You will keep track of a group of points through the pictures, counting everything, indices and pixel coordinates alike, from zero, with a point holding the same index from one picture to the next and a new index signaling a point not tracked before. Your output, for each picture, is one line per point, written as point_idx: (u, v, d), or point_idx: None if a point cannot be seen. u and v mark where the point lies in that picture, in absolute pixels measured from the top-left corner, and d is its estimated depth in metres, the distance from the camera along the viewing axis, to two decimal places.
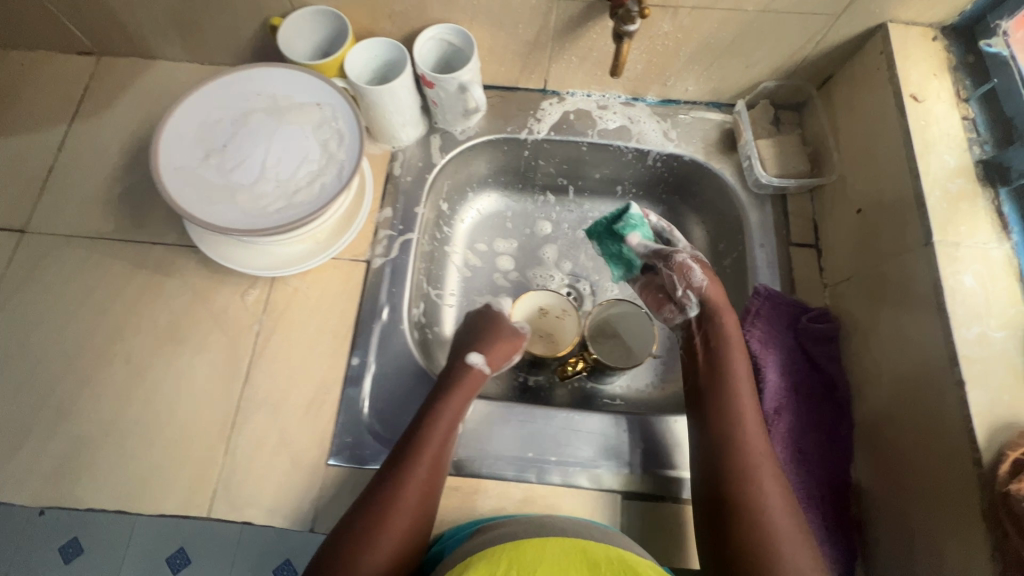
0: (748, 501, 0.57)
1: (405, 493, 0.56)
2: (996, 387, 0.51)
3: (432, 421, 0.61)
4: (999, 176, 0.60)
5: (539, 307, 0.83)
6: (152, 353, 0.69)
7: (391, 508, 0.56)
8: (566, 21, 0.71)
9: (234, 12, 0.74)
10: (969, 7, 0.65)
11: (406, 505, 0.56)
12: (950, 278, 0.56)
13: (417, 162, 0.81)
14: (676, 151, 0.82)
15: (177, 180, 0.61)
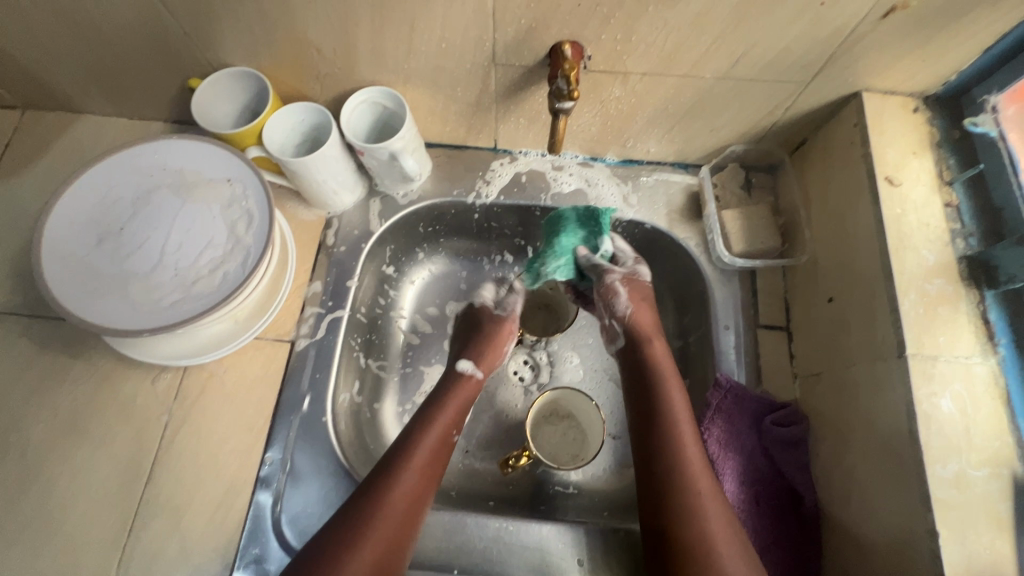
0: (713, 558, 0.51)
1: (377, 539, 0.53)
2: (973, 540, 0.45)
3: (413, 453, 0.59)
4: (986, 277, 0.52)
5: (532, 284, 0.78)
6: (49, 447, 0.63)
7: (357, 557, 0.52)
8: (507, 85, 0.64)
9: (152, 70, 0.68)
10: (954, 77, 0.58)
11: (375, 554, 0.53)
12: (925, 401, 0.49)
13: (354, 229, 0.74)
14: (637, 218, 0.75)
15: (61, 270, 0.55)
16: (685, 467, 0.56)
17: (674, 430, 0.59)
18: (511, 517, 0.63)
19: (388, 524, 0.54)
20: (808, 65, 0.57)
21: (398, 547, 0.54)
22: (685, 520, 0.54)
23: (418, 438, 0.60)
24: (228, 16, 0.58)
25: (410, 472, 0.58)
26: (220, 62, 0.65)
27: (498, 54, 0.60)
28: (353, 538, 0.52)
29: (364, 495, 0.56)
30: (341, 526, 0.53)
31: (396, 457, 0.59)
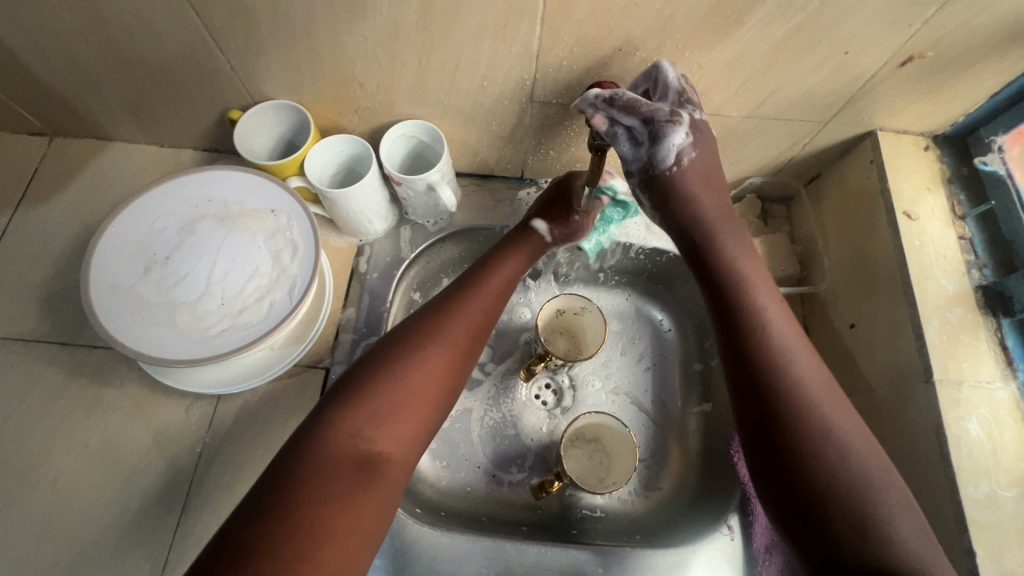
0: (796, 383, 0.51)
1: (450, 336, 0.58)
2: (1007, 559, 0.47)
3: (483, 285, 0.64)
4: (1002, 305, 0.56)
5: (555, 309, 0.79)
6: (81, 477, 0.63)
7: (431, 346, 0.57)
8: (541, 119, 0.67)
9: (191, 100, 0.70)
10: (962, 118, 0.62)
11: (447, 346, 0.58)
12: (954, 424, 0.51)
13: (385, 257, 0.75)
14: (660, 246, 0.78)
15: (111, 300, 0.56)
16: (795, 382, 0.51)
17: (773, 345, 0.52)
18: (549, 542, 0.64)
19: (459, 325, 0.60)
20: (829, 106, 0.61)
21: (470, 346, 0.60)
22: (806, 441, 0.49)
23: (491, 273, 0.65)
24: (276, 51, 0.60)
25: (479, 292, 0.63)
26: (261, 95, 0.67)
27: (537, 92, 0.62)
28: (427, 332, 0.58)
29: (433, 305, 0.61)
30: (415, 327, 0.58)
31: (469, 281, 0.64)
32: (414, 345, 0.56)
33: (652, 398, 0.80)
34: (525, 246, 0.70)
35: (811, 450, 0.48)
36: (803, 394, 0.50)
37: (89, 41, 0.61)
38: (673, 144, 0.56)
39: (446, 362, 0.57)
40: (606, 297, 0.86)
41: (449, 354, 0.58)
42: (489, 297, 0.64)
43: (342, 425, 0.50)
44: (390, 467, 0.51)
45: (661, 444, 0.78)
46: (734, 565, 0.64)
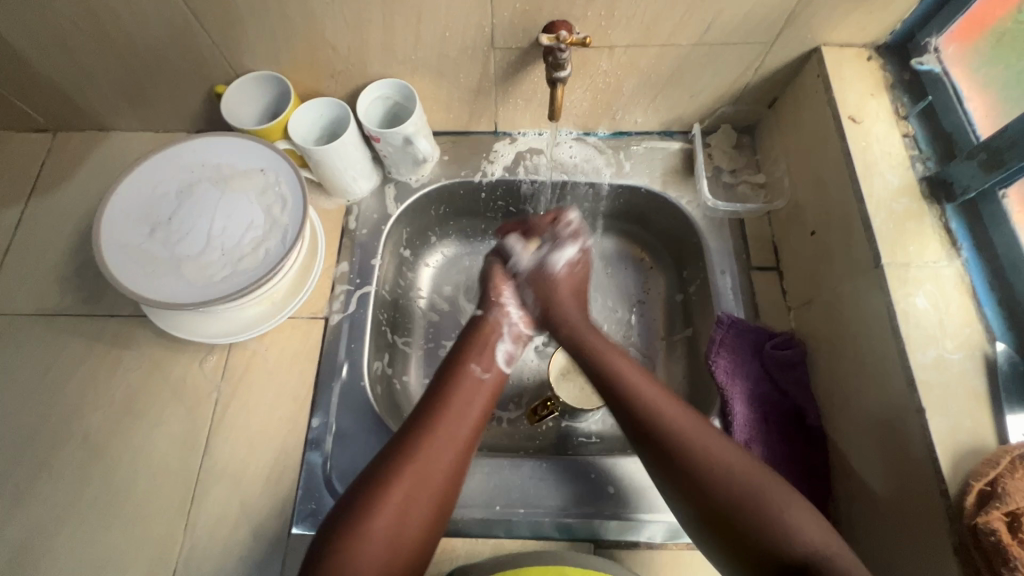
0: (667, 424, 0.56)
1: (415, 464, 0.55)
2: (955, 413, 0.50)
3: (445, 396, 0.61)
4: (945, 192, 0.59)
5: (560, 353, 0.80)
6: (109, 430, 0.68)
7: (392, 488, 0.53)
8: (504, 67, 0.71)
9: (179, 81, 0.75)
10: (899, 25, 0.66)
11: (413, 481, 0.54)
12: (903, 300, 0.55)
13: (373, 214, 0.80)
14: (633, 182, 0.82)
15: (122, 256, 0.61)
16: (721, 474, 0.52)
17: (677, 434, 0.55)
18: (543, 458, 0.67)
19: (423, 455, 0.56)
20: (772, 25, 0.65)
21: (443, 474, 0.56)
22: (741, 520, 0.50)
23: (455, 379, 0.63)
24: (252, 22, 0.65)
25: (443, 420, 0.59)
26: (243, 67, 0.72)
27: (496, 38, 0.67)
28: (395, 462, 0.55)
29: (405, 429, 0.58)
30: (376, 468, 0.55)
31: (435, 391, 0.62)
32: (374, 491, 0.53)
33: (637, 329, 0.84)
34: (467, 333, 0.70)
35: (699, 463, 0.53)
36: (663, 418, 0.57)
37: (81, 30, 0.66)
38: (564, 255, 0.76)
39: (412, 490, 0.54)
40: (591, 241, 0.90)
41: (427, 475, 0.55)
42: (454, 404, 0.61)
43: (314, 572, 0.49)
44: None
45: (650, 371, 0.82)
46: None
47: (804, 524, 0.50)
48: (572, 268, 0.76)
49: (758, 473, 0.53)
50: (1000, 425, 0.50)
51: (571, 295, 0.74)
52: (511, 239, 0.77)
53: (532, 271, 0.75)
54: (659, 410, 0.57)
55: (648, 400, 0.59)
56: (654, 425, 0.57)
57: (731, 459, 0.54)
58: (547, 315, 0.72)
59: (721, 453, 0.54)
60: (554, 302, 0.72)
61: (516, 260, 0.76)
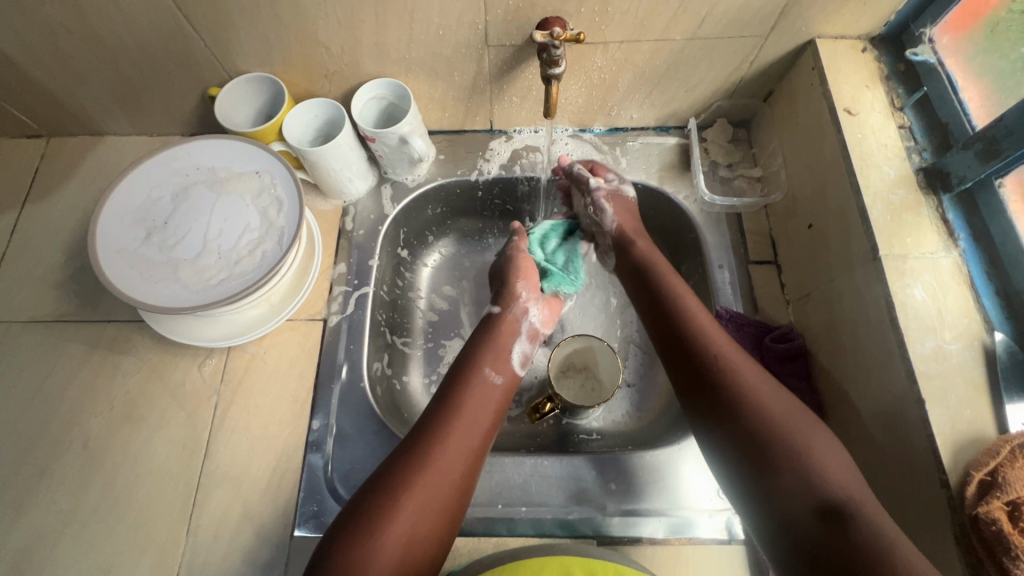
0: (719, 353, 0.57)
1: (429, 473, 0.54)
2: (955, 403, 0.50)
3: (457, 402, 0.60)
4: (941, 183, 0.59)
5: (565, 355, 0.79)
6: (109, 435, 0.68)
7: (406, 497, 0.52)
8: (499, 64, 0.71)
9: (172, 84, 0.74)
10: (893, 17, 0.66)
11: (425, 492, 0.53)
12: (901, 291, 0.55)
13: (369, 215, 0.80)
14: (629, 178, 0.82)
15: (118, 261, 0.61)
16: (760, 403, 0.52)
17: (721, 359, 0.56)
18: (544, 454, 0.68)
19: (437, 463, 0.55)
20: (765, 19, 0.65)
21: (456, 481, 0.55)
22: (770, 446, 0.50)
23: (466, 384, 0.62)
24: (245, 23, 0.65)
25: (457, 427, 0.58)
26: (236, 69, 0.72)
27: (490, 35, 0.66)
28: (411, 467, 0.54)
29: (418, 434, 0.57)
30: (387, 477, 0.54)
31: (447, 396, 0.61)
32: (384, 504, 0.52)
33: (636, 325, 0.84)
34: (481, 334, 0.69)
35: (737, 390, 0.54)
36: (715, 346, 0.58)
37: (72, 35, 0.66)
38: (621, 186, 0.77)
39: (427, 499, 0.53)
40: None
41: (441, 479, 0.54)
42: (466, 410, 0.60)
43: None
44: None
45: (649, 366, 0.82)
46: None
47: (831, 461, 0.49)
48: (630, 209, 0.76)
49: (800, 411, 0.52)
50: (999, 414, 0.50)
51: (631, 221, 0.75)
52: (579, 167, 0.77)
53: (610, 193, 0.75)
54: (712, 340, 0.58)
55: (701, 330, 0.60)
56: (703, 353, 0.57)
57: (774, 399, 0.53)
58: (620, 233, 0.73)
59: (762, 389, 0.53)
60: (625, 229, 0.73)
61: (594, 183, 0.75)
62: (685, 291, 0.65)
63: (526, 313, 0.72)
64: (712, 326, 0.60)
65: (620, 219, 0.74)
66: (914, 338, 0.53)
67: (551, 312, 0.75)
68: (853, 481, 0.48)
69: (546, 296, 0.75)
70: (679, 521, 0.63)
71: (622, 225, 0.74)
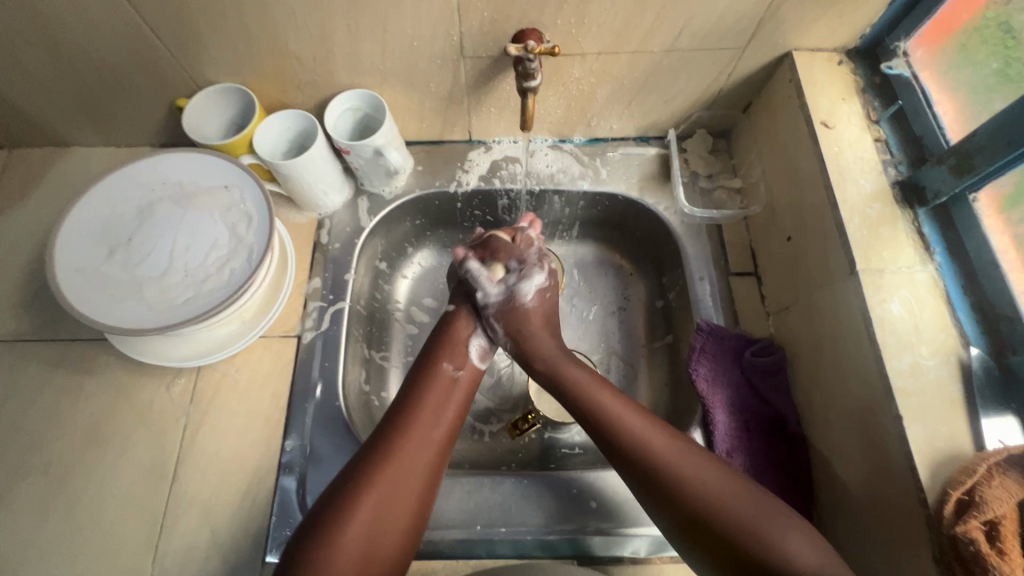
0: (651, 453, 0.55)
1: (394, 474, 0.54)
2: (932, 419, 0.50)
3: (418, 398, 0.60)
4: (917, 197, 0.59)
5: None
6: (72, 460, 0.65)
7: (368, 494, 0.52)
8: (475, 76, 0.70)
9: (139, 95, 0.72)
10: (868, 30, 0.66)
11: (391, 484, 0.53)
12: (878, 307, 0.55)
13: (345, 227, 0.78)
14: (610, 189, 0.81)
15: (79, 280, 0.58)
16: (712, 497, 0.51)
17: (659, 458, 0.54)
18: (525, 473, 0.66)
19: (400, 462, 0.55)
20: (742, 32, 0.64)
21: (420, 477, 0.55)
22: (741, 547, 0.48)
23: (428, 385, 0.62)
24: (213, 34, 0.63)
25: (419, 423, 0.58)
26: (205, 80, 0.70)
27: (466, 46, 0.65)
28: (374, 464, 0.54)
29: (380, 431, 0.57)
30: (352, 471, 0.54)
31: (408, 393, 0.61)
32: (346, 501, 0.51)
33: (618, 337, 0.83)
34: (444, 328, 0.69)
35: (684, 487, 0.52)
36: (642, 448, 0.56)
37: (31, 45, 0.64)
38: (534, 283, 0.70)
39: (393, 498, 0.53)
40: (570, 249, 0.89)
41: (405, 476, 0.54)
42: (427, 405, 0.60)
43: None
44: None
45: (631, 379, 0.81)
46: None
47: (799, 545, 0.48)
48: (545, 296, 0.71)
49: (751, 498, 0.51)
50: (976, 430, 0.50)
51: (544, 327, 0.70)
52: (469, 262, 0.70)
53: (502, 302, 0.70)
54: (642, 438, 0.56)
55: (618, 416, 0.59)
56: (636, 458, 0.55)
57: (725, 486, 0.52)
58: (520, 348, 0.68)
59: (703, 474, 0.53)
60: (525, 335, 0.68)
61: (482, 295, 0.70)
62: (588, 381, 0.63)
63: (494, 311, 0.72)
64: (617, 404, 0.59)
65: (527, 317, 0.69)
66: (892, 354, 0.53)
67: None
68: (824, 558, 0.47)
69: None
70: (661, 539, 0.62)
71: (532, 339, 0.68)
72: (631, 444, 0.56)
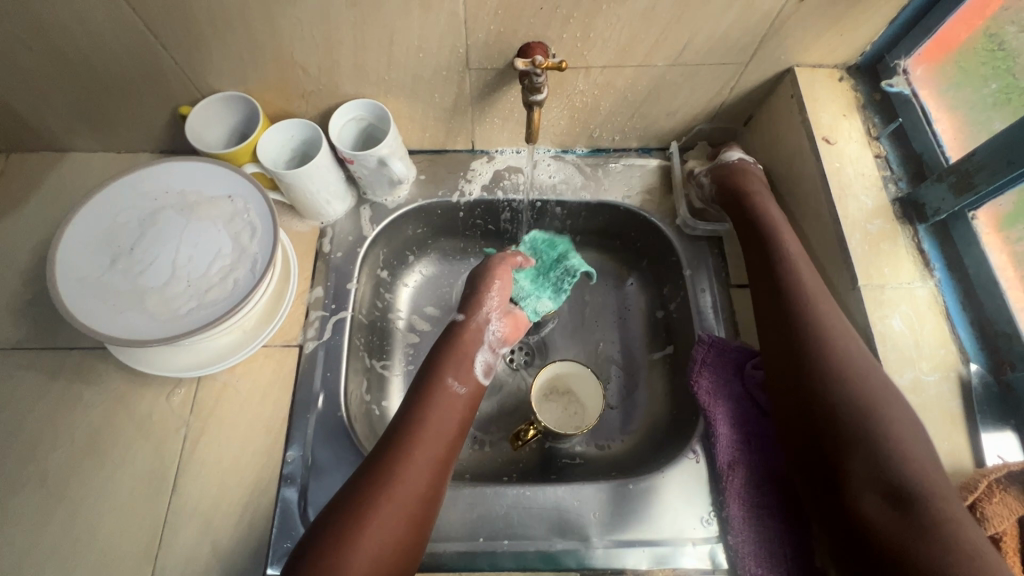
0: (830, 347, 0.53)
1: (396, 491, 0.53)
2: (933, 435, 0.51)
3: (418, 416, 0.59)
4: (916, 213, 0.60)
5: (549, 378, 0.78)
6: (70, 470, 0.65)
7: (369, 517, 0.51)
8: (480, 87, 0.70)
9: (140, 102, 0.72)
10: (868, 48, 0.67)
11: (393, 509, 0.52)
12: (879, 322, 0.55)
13: (348, 236, 0.78)
14: (611, 200, 0.81)
15: (80, 290, 0.58)
16: (862, 407, 0.49)
17: (831, 352, 0.53)
18: (527, 483, 0.66)
19: (399, 482, 0.54)
20: (745, 47, 0.65)
21: (420, 497, 0.54)
22: (863, 456, 0.48)
23: (429, 399, 0.61)
24: (218, 43, 0.63)
25: (419, 440, 0.57)
26: (209, 88, 0.69)
27: (471, 58, 0.66)
28: (373, 486, 0.53)
29: (377, 452, 0.56)
30: (346, 498, 0.53)
31: (409, 409, 0.60)
32: (347, 527, 0.51)
33: (619, 347, 0.84)
34: (445, 343, 0.67)
35: (837, 384, 0.51)
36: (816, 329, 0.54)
37: (32, 52, 0.63)
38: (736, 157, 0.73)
39: (394, 519, 0.52)
40: None
41: (404, 496, 0.53)
42: (427, 422, 0.59)
43: None
44: None
45: (632, 388, 0.81)
46: (700, 485, 0.65)
47: (921, 467, 0.46)
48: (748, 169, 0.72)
49: (900, 420, 0.49)
50: (975, 445, 0.50)
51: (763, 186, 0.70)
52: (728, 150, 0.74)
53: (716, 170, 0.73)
54: (822, 321, 0.55)
55: (819, 309, 0.56)
56: (811, 342, 0.54)
57: (883, 397, 0.50)
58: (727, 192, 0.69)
59: (871, 380, 0.50)
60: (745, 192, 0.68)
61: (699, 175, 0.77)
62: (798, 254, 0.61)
63: (490, 323, 0.70)
64: (825, 301, 0.56)
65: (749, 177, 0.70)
66: (893, 370, 0.53)
67: (512, 327, 0.73)
68: (937, 472, 0.46)
69: (512, 310, 0.74)
70: (663, 552, 0.62)
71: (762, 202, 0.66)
72: (812, 326, 0.55)
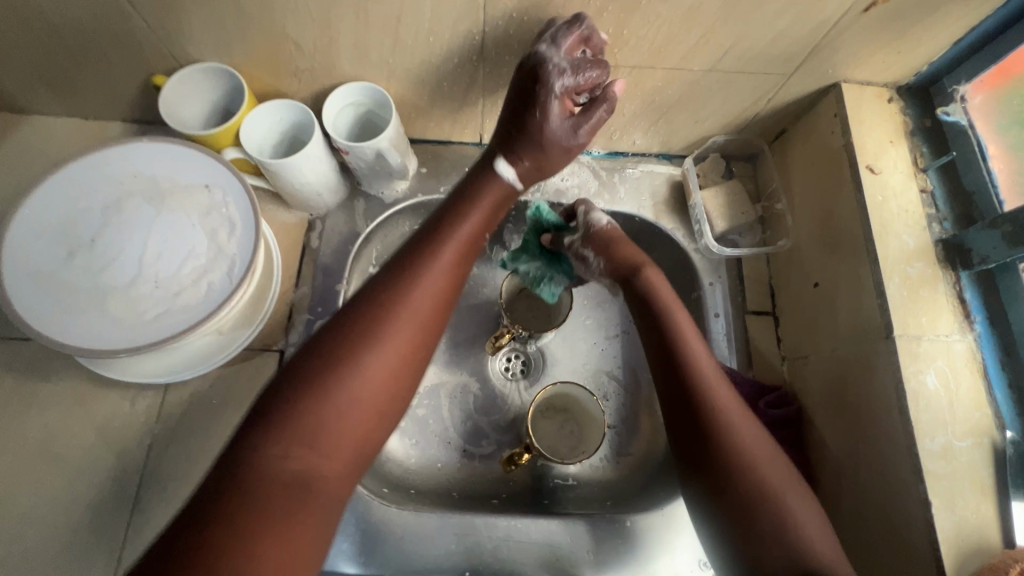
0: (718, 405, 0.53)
1: (407, 313, 0.48)
2: (961, 507, 0.48)
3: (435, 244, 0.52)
4: (960, 258, 0.55)
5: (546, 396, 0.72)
6: (21, 476, 0.59)
7: (377, 346, 0.46)
8: (496, 79, 0.63)
9: (108, 67, 0.63)
10: (925, 68, 0.61)
11: (394, 348, 0.47)
12: (913, 378, 0.51)
13: (339, 232, 0.72)
14: (627, 210, 0.75)
15: (32, 289, 0.52)
16: (745, 457, 0.50)
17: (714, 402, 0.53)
18: (519, 514, 0.62)
19: (407, 305, 0.48)
20: (792, 58, 0.59)
21: (427, 325, 0.49)
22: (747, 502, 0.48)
23: (452, 229, 0.54)
24: (198, 9, 0.54)
25: (433, 263, 0.51)
26: (187, 58, 0.61)
27: (487, 47, 0.58)
28: (375, 311, 0.47)
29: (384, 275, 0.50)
30: (345, 323, 0.47)
31: (424, 238, 0.53)
32: (347, 349, 0.45)
33: (622, 365, 0.79)
34: (489, 191, 0.57)
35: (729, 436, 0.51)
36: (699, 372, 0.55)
37: None
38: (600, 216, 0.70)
39: (400, 346, 0.47)
40: None
41: (410, 321, 0.48)
42: (444, 250, 0.52)
43: (266, 445, 0.41)
44: (327, 487, 0.42)
45: (632, 409, 0.77)
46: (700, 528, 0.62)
47: (808, 522, 0.47)
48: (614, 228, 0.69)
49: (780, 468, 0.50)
50: (1003, 520, 0.47)
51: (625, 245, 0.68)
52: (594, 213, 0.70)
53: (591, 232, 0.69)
54: (697, 365, 0.55)
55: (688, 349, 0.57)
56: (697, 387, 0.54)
57: (761, 450, 0.51)
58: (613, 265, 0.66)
59: (750, 438, 0.51)
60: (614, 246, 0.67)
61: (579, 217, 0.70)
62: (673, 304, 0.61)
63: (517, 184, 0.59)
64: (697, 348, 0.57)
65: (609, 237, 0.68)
66: (924, 432, 0.50)
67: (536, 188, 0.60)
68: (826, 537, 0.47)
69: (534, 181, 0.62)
70: None
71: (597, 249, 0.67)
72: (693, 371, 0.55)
